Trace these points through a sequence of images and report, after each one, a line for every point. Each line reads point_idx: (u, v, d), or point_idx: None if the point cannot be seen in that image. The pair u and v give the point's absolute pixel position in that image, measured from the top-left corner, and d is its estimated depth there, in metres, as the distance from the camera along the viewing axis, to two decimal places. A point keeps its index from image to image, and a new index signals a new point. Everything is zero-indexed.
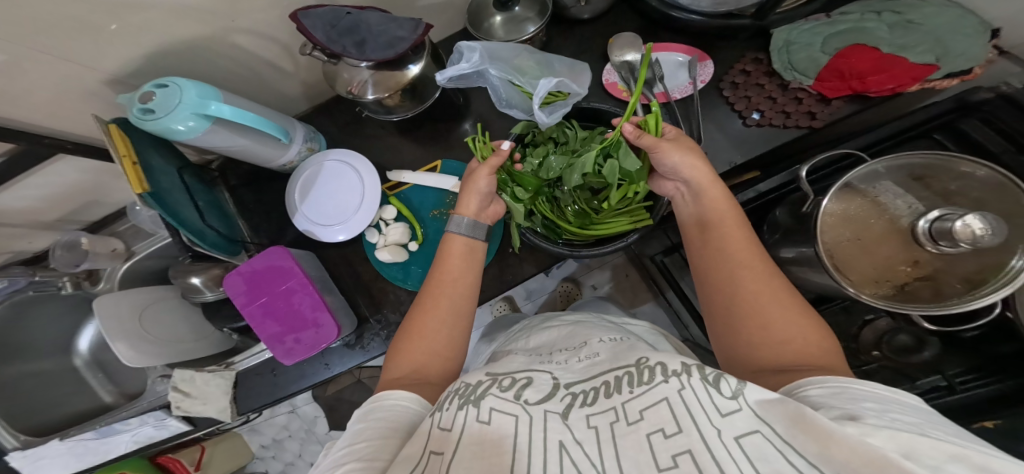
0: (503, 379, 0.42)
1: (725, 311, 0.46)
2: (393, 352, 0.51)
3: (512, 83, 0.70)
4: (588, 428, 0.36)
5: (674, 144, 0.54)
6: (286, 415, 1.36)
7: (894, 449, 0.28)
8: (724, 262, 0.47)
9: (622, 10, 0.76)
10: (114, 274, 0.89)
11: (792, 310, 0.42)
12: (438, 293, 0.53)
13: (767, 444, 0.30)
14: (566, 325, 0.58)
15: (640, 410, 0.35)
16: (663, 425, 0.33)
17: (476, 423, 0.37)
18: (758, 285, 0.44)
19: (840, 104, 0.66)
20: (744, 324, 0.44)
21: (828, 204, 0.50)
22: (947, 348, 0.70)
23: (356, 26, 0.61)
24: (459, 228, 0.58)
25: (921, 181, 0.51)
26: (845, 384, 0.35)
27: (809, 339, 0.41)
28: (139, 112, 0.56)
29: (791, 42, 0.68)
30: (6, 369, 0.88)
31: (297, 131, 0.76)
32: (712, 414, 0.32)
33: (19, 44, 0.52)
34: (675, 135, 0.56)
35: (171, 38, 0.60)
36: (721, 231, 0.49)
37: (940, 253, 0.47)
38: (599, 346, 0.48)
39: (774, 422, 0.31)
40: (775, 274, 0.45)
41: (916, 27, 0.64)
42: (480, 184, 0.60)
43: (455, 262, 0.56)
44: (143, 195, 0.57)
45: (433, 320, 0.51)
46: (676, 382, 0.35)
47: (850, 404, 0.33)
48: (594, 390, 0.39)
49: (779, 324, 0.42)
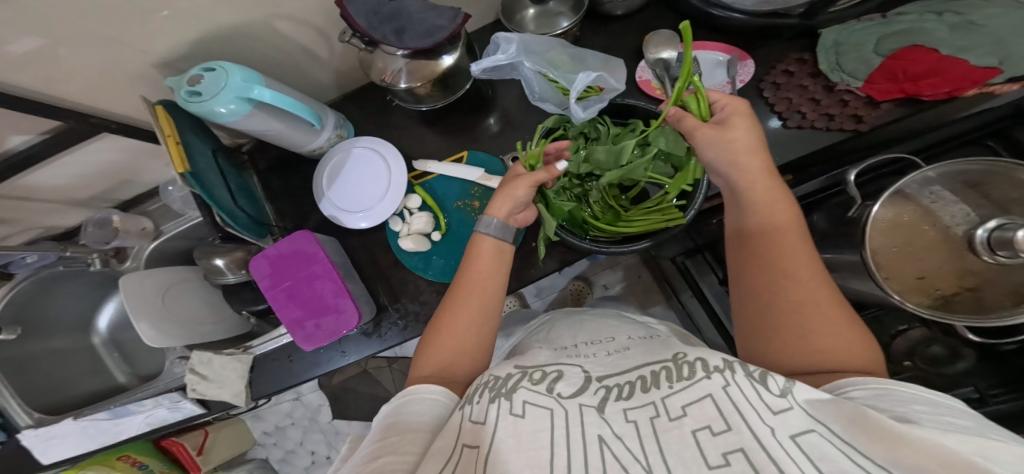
0: (533, 372, 0.42)
1: (767, 310, 0.44)
2: (421, 351, 0.51)
3: (545, 77, 0.70)
4: (627, 422, 0.36)
5: (724, 130, 0.50)
6: (290, 402, 1.38)
7: (970, 451, 0.27)
8: (771, 265, 0.45)
9: (659, 7, 0.75)
10: (141, 253, 0.90)
11: (837, 321, 0.41)
12: (467, 294, 0.53)
13: (826, 443, 0.30)
14: (589, 321, 0.58)
15: (681, 406, 0.35)
16: (710, 423, 0.33)
17: (510, 417, 0.37)
18: (809, 290, 0.43)
19: (890, 107, 0.63)
20: (785, 327, 0.42)
21: (879, 210, 0.48)
22: (979, 361, 0.68)
23: (397, 14, 0.61)
24: (489, 230, 0.56)
25: (978, 189, 0.48)
26: (896, 389, 0.35)
27: (852, 349, 0.40)
28: (186, 94, 0.57)
29: (840, 42, 0.66)
30: (28, 345, 0.90)
31: (328, 117, 0.76)
32: (763, 412, 0.32)
33: (73, 25, 0.53)
34: (726, 114, 0.52)
35: (217, 23, 0.60)
36: (772, 234, 0.46)
37: (993, 263, 0.46)
38: (629, 342, 0.48)
39: (828, 422, 0.31)
40: (822, 281, 0.44)
41: (980, 28, 0.62)
42: (518, 193, 0.56)
43: (484, 261, 0.55)
44: (184, 175, 0.57)
45: (463, 313, 0.51)
46: (720, 378, 0.36)
47: (900, 406, 0.33)
48: (629, 384, 0.39)
49: (823, 330, 0.41)
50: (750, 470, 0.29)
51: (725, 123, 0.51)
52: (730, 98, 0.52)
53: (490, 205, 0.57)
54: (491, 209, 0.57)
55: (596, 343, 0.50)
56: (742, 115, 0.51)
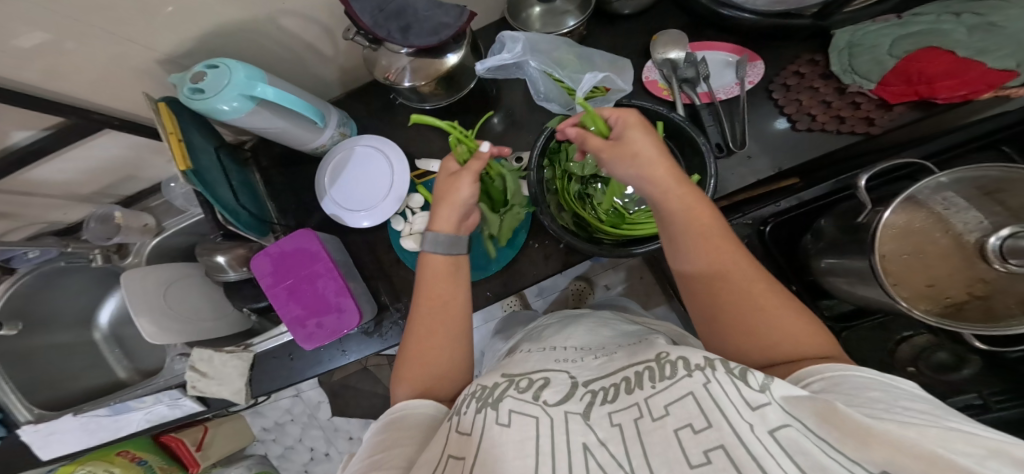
0: (520, 381, 0.42)
1: (714, 318, 0.44)
2: (397, 381, 0.51)
3: (551, 76, 0.69)
4: (612, 426, 0.35)
5: (621, 148, 0.50)
6: (290, 399, 1.38)
7: (934, 443, 0.27)
8: (709, 276, 0.45)
9: (668, 6, 0.74)
10: (143, 249, 0.89)
11: (783, 314, 0.41)
12: (429, 322, 0.52)
13: (803, 438, 0.29)
14: (577, 325, 0.57)
15: (664, 406, 0.34)
16: (691, 421, 0.32)
17: (496, 426, 0.36)
18: (746, 289, 0.43)
19: (903, 110, 0.63)
20: (735, 330, 0.42)
21: (890, 216, 0.47)
22: (986, 369, 0.67)
23: (402, 11, 0.60)
24: (440, 250, 0.55)
25: (992, 196, 0.47)
26: (845, 373, 0.35)
27: (803, 339, 0.40)
28: (188, 91, 0.56)
29: (854, 43, 0.65)
30: (29, 340, 0.90)
31: (331, 115, 0.75)
32: (742, 409, 0.31)
33: (75, 20, 0.52)
34: (621, 126, 0.51)
35: (221, 19, 0.60)
36: (699, 246, 0.45)
37: (1006, 271, 0.45)
38: (616, 347, 0.47)
39: (803, 418, 0.30)
40: (763, 278, 0.44)
41: (999, 29, 0.60)
42: (463, 194, 0.56)
43: (442, 285, 0.53)
44: (186, 172, 0.57)
45: (436, 338, 0.51)
46: (701, 376, 0.34)
47: (857, 396, 0.32)
48: (614, 386, 0.39)
49: (769, 325, 0.41)
50: (732, 469, 0.28)
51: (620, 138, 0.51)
52: (620, 111, 0.51)
53: (433, 216, 0.56)
54: (435, 222, 0.56)
55: (584, 348, 0.49)
56: (639, 128, 0.50)
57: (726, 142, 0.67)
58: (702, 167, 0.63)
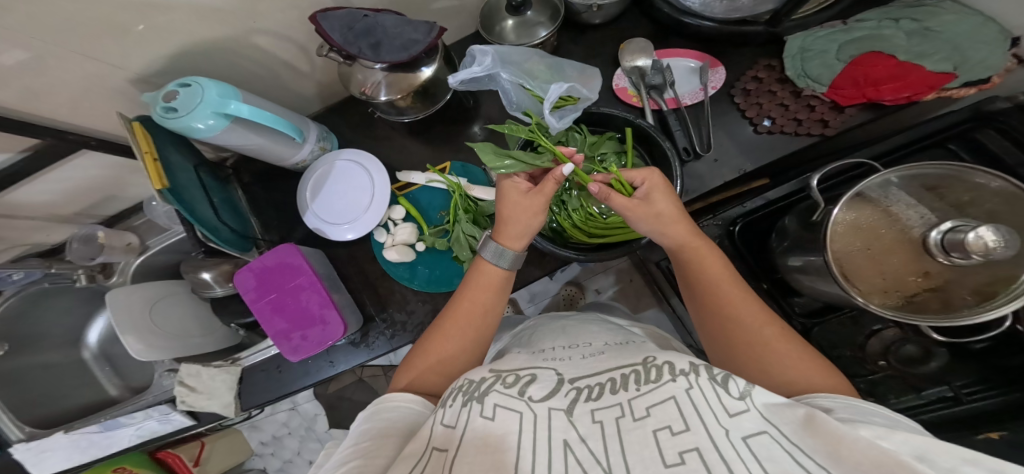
0: (507, 376, 0.43)
1: (730, 358, 0.46)
2: (405, 365, 0.53)
3: (522, 87, 0.70)
4: (593, 422, 0.36)
5: (645, 204, 0.53)
6: (286, 412, 1.37)
7: (907, 452, 0.30)
8: (725, 316, 0.47)
9: (635, 15, 0.76)
10: (127, 268, 0.91)
11: (792, 352, 0.43)
12: (459, 320, 0.53)
13: (774, 444, 0.32)
14: (573, 326, 0.58)
15: (646, 407, 0.36)
16: (670, 423, 0.34)
17: (480, 419, 0.38)
18: (759, 330, 0.45)
19: (854, 112, 0.65)
20: (746, 369, 0.44)
21: (839, 213, 0.50)
22: (953, 361, 0.69)
23: (372, 28, 0.62)
24: (501, 262, 0.55)
25: (935, 192, 0.50)
26: (856, 403, 0.37)
27: (816, 377, 0.41)
28: (161, 110, 0.58)
29: (806, 49, 0.68)
30: (15, 361, 0.89)
31: (310, 130, 0.77)
32: (721, 414, 0.34)
33: (47, 43, 0.54)
34: (647, 188, 0.54)
35: (193, 39, 0.61)
36: (717, 290, 0.49)
37: (949, 264, 0.46)
38: (603, 346, 0.49)
39: (780, 425, 0.33)
40: (773, 321, 0.46)
41: (935, 34, 0.64)
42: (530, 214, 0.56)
43: (483, 294, 0.55)
44: (162, 191, 0.58)
45: (458, 329, 0.53)
46: (684, 381, 0.37)
47: (863, 417, 0.35)
48: (599, 385, 0.40)
49: (783, 367, 0.43)
50: (703, 469, 0.30)
51: (647, 199, 0.54)
52: (643, 174, 0.54)
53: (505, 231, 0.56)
54: (503, 237, 0.57)
55: (572, 347, 0.50)
56: (662, 188, 0.54)
57: (692, 146, 0.68)
58: (668, 171, 0.65)
